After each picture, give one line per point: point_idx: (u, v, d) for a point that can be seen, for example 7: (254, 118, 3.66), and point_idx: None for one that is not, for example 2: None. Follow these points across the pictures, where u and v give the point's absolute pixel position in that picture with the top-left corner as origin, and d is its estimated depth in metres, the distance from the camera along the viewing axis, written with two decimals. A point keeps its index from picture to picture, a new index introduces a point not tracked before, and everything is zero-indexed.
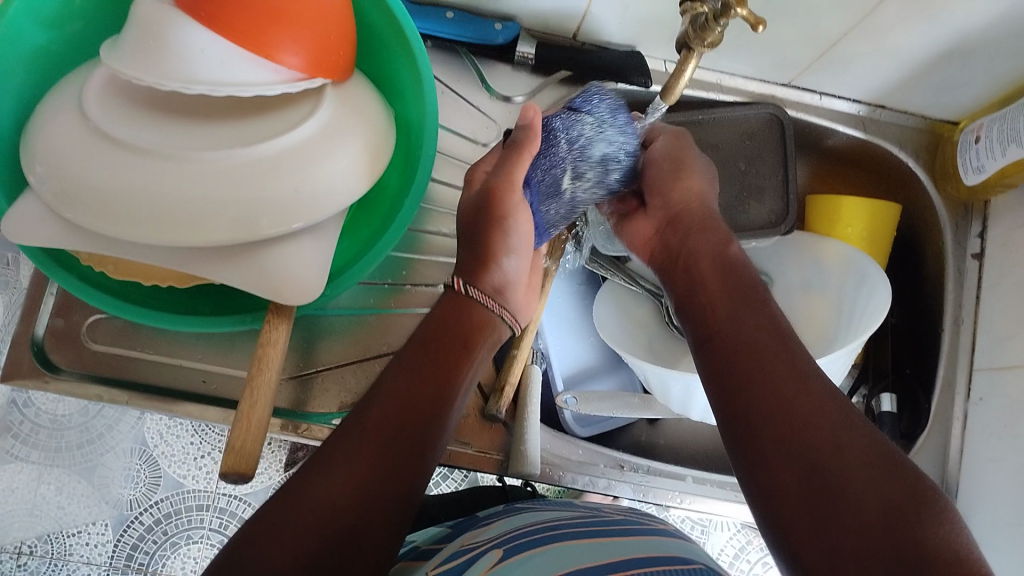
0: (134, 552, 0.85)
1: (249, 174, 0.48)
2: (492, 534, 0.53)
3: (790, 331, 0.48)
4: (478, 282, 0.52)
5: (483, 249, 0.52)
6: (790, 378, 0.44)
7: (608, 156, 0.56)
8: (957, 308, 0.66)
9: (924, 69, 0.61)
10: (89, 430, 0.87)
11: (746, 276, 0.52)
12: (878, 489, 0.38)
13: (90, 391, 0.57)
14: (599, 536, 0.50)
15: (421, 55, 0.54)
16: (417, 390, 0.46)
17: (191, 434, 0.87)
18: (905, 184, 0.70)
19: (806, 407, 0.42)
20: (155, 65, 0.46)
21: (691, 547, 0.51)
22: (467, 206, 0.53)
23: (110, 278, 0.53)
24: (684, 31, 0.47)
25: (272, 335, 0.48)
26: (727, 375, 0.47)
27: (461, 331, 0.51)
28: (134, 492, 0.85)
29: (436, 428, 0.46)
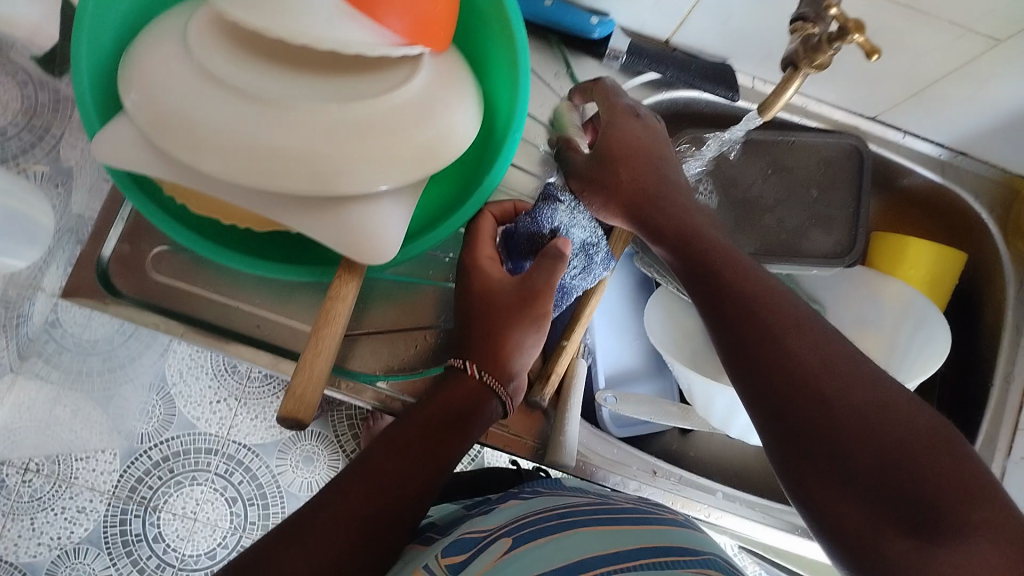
0: (138, 484, 0.86)
1: (344, 130, 0.48)
2: (501, 520, 0.53)
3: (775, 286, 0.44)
4: (494, 369, 0.51)
5: (499, 341, 0.52)
6: (785, 337, 0.41)
7: (587, 244, 0.56)
8: (1009, 365, 0.66)
9: (1016, 123, 0.60)
10: (111, 359, 0.84)
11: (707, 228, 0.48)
12: (879, 439, 0.37)
13: (148, 319, 0.58)
14: (609, 524, 0.49)
15: (520, 34, 0.54)
16: (396, 479, 0.45)
17: (212, 376, 0.91)
18: (972, 234, 0.70)
19: (794, 357, 0.40)
20: (264, 9, 0.46)
21: (701, 537, 0.51)
22: (497, 289, 0.53)
23: (187, 211, 0.53)
24: (794, 50, 0.46)
25: (341, 291, 0.49)
26: (728, 336, 0.43)
27: (456, 411, 0.50)
28: (147, 426, 0.88)
29: (407, 505, 0.45)
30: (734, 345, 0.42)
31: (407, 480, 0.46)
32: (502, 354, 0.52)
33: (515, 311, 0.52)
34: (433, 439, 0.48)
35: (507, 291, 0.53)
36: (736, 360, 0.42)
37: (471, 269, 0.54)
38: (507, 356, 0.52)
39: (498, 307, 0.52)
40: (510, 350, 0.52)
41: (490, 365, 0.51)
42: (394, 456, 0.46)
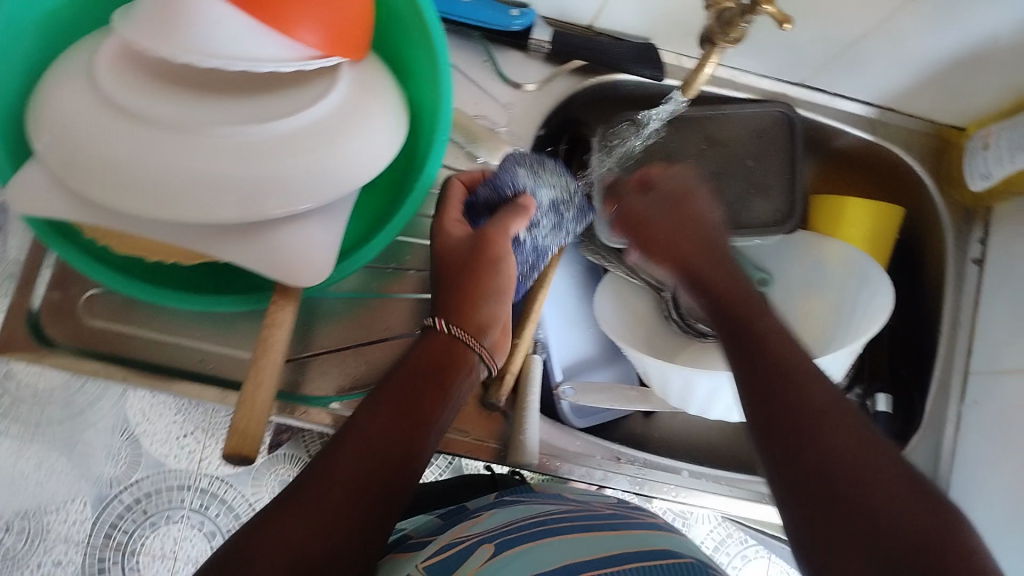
0: (112, 530, 0.70)
1: (265, 151, 0.47)
2: (479, 529, 0.52)
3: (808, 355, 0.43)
4: (461, 320, 0.52)
5: (465, 294, 0.53)
6: (822, 400, 0.40)
7: (554, 202, 0.60)
8: (955, 312, 0.67)
9: (937, 75, 0.61)
10: (70, 404, 0.72)
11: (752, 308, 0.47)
12: (900, 515, 0.35)
13: (86, 366, 0.56)
14: (590, 531, 0.49)
15: (437, 34, 0.53)
16: (385, 443, 0.43)
17: (174, 410, 0.73)
18: (907, 188, 0.71)
19: (827, 436, 0.38)
20: (170, 36, 0.45)
21: (678, 539, 0.51)
22: (460, 249, 0.55)
23: (113, 252, 0.52)
24: (709, 27, 0.46)
25: (277, 317, 0.48)
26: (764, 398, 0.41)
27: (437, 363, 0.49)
28: (115, 468, 0.71)
29: (402, 480, 0.43)
30: (770, 422, 0.40)
31: (401, 443, 0.44)
32: (468, 303, 0.52)
33: (473, 262, 0.54)
34: (423, 398, 0.46)
35: (465, 245, 0.55)
36: (763, 423, 0.41)
37: (437, 232, 0.56)
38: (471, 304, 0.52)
39: (458, 264, 0.54)
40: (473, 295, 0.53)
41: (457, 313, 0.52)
42: (386, 416, 0.44)
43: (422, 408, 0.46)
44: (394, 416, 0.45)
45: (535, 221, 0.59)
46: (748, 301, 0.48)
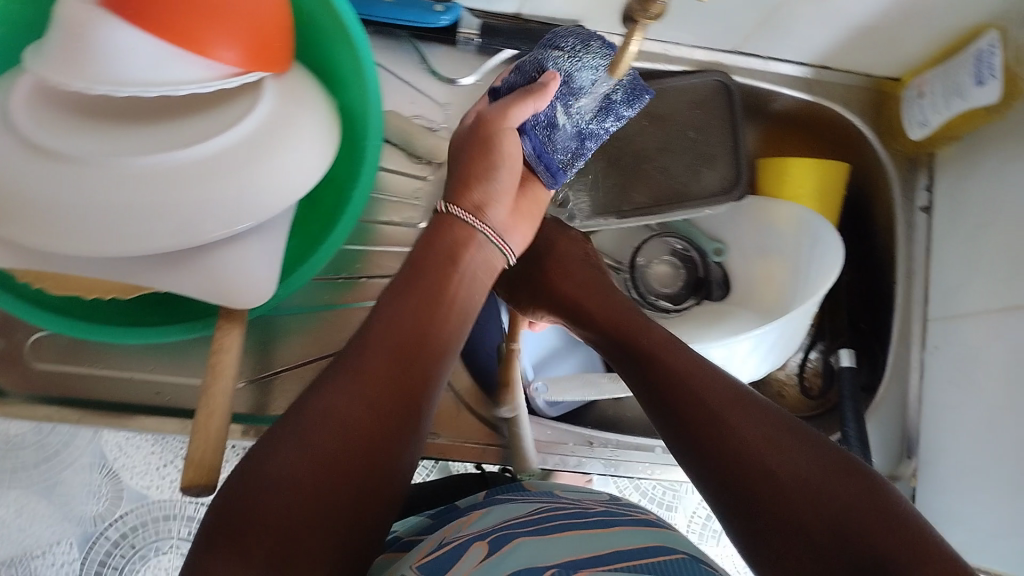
0: (103, 569, 0.72)
1: (192, 176, 0.46)
2: (473, 527, 0.51)
3: (676, 341, 0.52)
4: (459, 201, 0.52)
5: (465, 171, 0.52)
6: (717, 393, 0.47)
7: (602, 84, 0.52)
8: (908, 262, 0.67)
9: (865, 29, 0.61)
10: (45, 448, 0.73)
11: (632, 321, 0.55)
12: (827, 513, 0.40)
13: (38, 412, 0.55)
14: (581, 529, 0.48)
15: (358, 35, 0.52)
16: (407, 322, 0.47)
17: (151, 443, 0.73)
18: (850, 143, 0.71)
19: (733, 431, 0.44)
20: (80, 68, 0.44)
21: (672, 535, 0.50)
22: (462, 140, 0.52)
23: (50, 294, 0.51)
24: (629, 4, 0.46)
25: (224, 341, 0.47)
26: (675, 409, 0.47)
27: (444, 255, 0.50)
28: (97, 506, 0.72)
29: (423, 359, 0.46)
30: (671, 415, 0.48)
31: (416, 331, 0.47)
32: (466, 184, 0.52)
33: (470, 143, 0.51)
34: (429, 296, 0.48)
35: (468, 130, 0.52)
36: (698, 451, 0.45)
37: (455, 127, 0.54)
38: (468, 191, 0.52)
39: (459, 150, 0.53)
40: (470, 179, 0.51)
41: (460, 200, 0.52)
42: (396, 319, 0.46)
43: (430, 305, 0.48)
44: (402, 315, 0.47)
45: (576, 109, 0.52)
46: (630, 318, 0.55)
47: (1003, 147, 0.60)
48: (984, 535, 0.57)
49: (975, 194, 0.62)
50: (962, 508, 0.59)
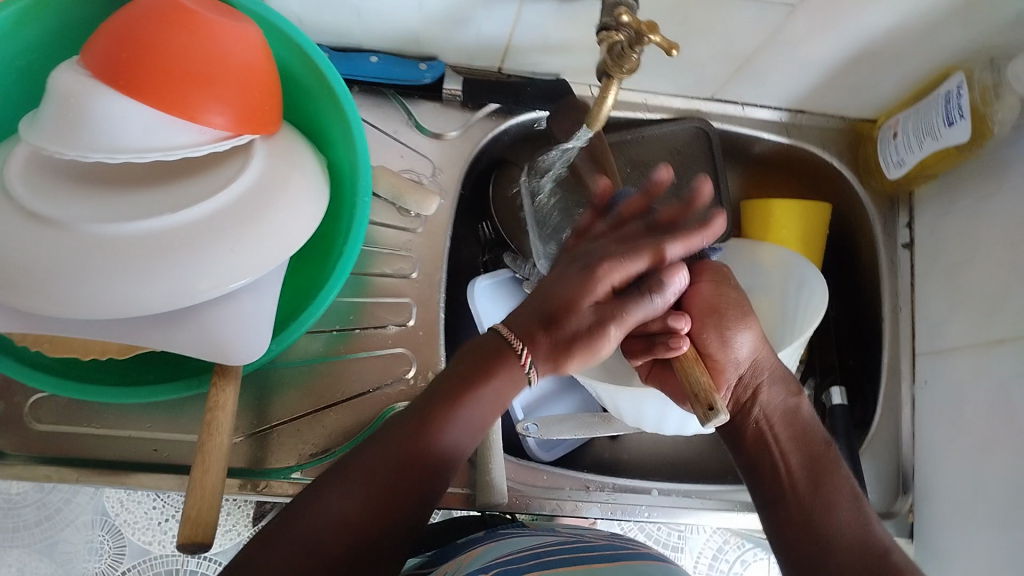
0: None
1: (186, 237, 0.47)
2: (473, 564, 0.51)
3: (825, 460, 0.54)
4: (534, 337, 0.49)
5: (557, 318, 0.49)
6: (817, 493, 0.52)
7: None
8: (894, 299, 0.68)
9: (838, 74, 0.63)
10: (46, 505, 0.74)
11: (816, 445, 0.55)
12: None
13: (38, 473, 0.56)
14: (583, 564, 0.49)
15: (343, 94, 0.54)
16: (434, 427, 0.46)
17: (154, 497, 0.74)
18: (829, 182, 0.73)
19: (840, 551, 0.50)
20: (75, 137, 0.45)
21: (672, 570, 0.51)
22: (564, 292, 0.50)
23: (47, 357, 0.52)
24: (602, 60, 0.48)
25: (220, 398, 0.48)
26: (772, 487, 0.55)
27: (492, 389, 0.48)
28: (98, 565, 0.73)
29: (438, 469, 0.46)
30: (770, 494, 0.54)
31: (437, 441, 0.46)
32: (556, 329, 0.49)
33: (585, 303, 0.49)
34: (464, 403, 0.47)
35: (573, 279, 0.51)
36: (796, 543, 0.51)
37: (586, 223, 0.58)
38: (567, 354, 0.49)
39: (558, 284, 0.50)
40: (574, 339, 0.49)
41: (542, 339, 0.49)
42: (423, 430, 0.46)
43: (454, 412, 0.47)
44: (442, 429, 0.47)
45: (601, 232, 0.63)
46: (805, 427, 0.56)
47: (977, 185, 0.61)
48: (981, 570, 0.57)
49: (954, 231, 0.64)
50: (958, 541, 0.59)
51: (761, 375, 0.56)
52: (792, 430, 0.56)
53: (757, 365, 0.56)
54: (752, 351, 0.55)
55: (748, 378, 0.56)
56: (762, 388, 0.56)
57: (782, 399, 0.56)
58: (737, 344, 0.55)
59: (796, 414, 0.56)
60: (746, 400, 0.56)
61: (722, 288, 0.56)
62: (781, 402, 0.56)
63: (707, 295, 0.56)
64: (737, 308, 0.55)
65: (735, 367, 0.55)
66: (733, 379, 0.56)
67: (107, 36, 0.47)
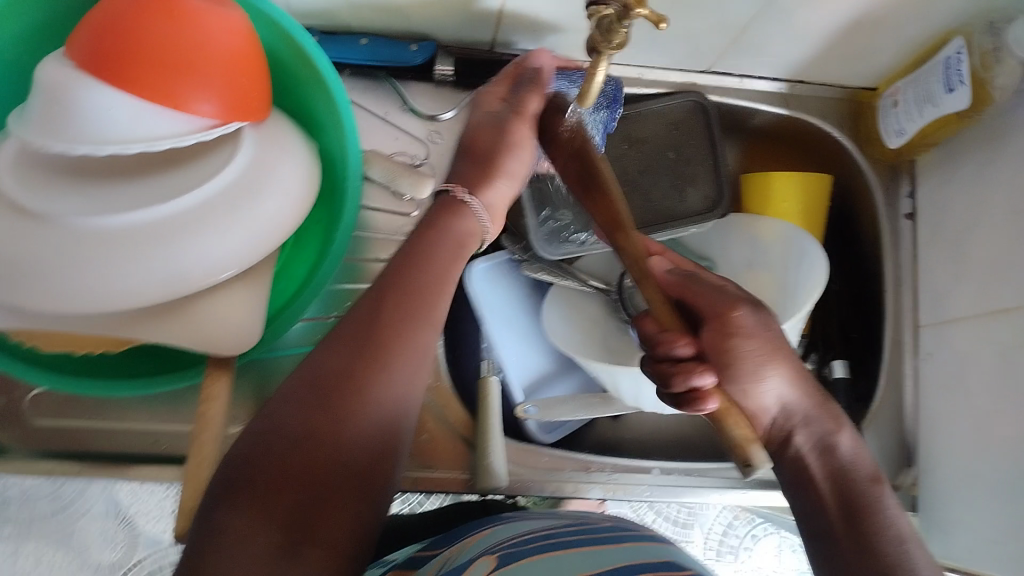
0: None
1: (175, 229, 0.47)
2: (477, 547, 0.51)
3: (869, 492, 0.48)
4: (475, 187, 0.53)
5: (489, 160, 0.54)
6: (860, 529, 0.46)
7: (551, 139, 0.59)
8: (897, 270, 0.67)
9: (835, 43, 0.62)
10: (59, 497, 0.70)
11: (857, 477, 0.49)
12: None
13: (41, 466, 0.56)
14: (588, 545, 0.49)
15: (331, 77, 0.53)
16: (372, 324, 0.44)
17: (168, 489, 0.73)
18: (829, 153, 0.72)
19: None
20: (63, 130, 0.45)
21: (675, 550, 0.51)
22: (480, 129, 0.55)
23: (42, 353, 0.52)
24: (592, 36, 0.47)
25: (213, 391, 0.48)
26: (815, 519, 0.49)
27: (427, 276, 0.47)
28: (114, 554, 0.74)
29: (390, 359, 0.44)
30: (814, 528, 0.49)
31: (380, 336, 0.44)
32: (484, 175, 0.54)
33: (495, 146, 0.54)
34: (422, 279, 0.47)
35: (487, 127, 0.55)
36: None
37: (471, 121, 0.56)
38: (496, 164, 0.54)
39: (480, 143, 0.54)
40: (497, 165, 0.54)
41: (478, 178, 0.53)
42: (364, 335, 0.44)
43: (392, 311, 0.45)
44: (403, 299, 0.46)
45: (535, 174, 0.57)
46: (853, 458, 0.50)
47: (980, 153, 0.60)
48: (985, 543, 0.56)
49: (956, 201, 0.63)
50: (962, 513, 0.59)
51: (794, 415, 0.51)
52: (831, 468, 0.50)
53: (787, 406, 0.51)
54: (782, 397, 0.51)
55: (783, 417, 0.51)
56: (796, 430, 0.51)
57: (820, 433, 0.51)
58: (761, 395, 0.50)
59: (833, 453, 0.50)
60: (784, 433, 0.51)
61: (731, 340, 0.50)
62: (820, 438, 0.51)
63: (715, 344, 0.50)
64: (755, 350, 0.50)
65: (765, 415, 0.51)
66: (763, 422, 0.51)
67: (92, 26, 0.47)
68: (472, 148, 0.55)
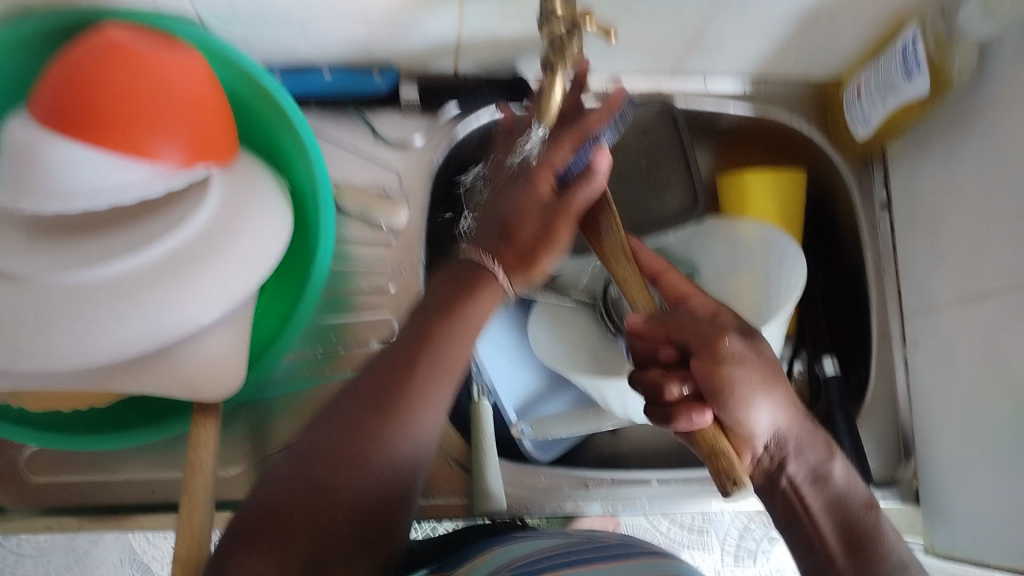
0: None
1: (150, 278, 0.47)
2: (481, 571, 0.51)
3: (868, 523, 0.48)
4: (504, 259, 0.48)
5: (525, 248, 0.48)
6: (865, 557, 0.46)
7: None
8: (878, 260, 0.68)
9: (795, 36, 0.63)
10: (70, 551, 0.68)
11: (853, 508, 0.49)
12: None
13: (40, 525, 0.57)
14: (592, 564, 0.49)
15: (295, 112, 0.54)
16: (395, 378, 0.45)
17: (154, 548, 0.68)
18: (801, 148, 0.72)
19: None
20: (31, 189, 0.46)
21: (677, 563, 0.50)
22: (530, 212, 0.48)
23: (29, 414, 0.53)
24: (545, 54, 0.52)
25: (202, 437, 0.49)
26: (813, 551, 0.49)
27: (451, 321, 0.47)
28: None
29: (408, 419, 0.44)
30: (812, 558, 0.49)
31: (399, 389, 0.44)
32: (524, 257, 0.48)
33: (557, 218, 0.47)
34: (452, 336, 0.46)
35: (541, 211, 0.47)
36: None
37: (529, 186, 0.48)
38: (537, 259, 0.48)
39: (533, 206, 0.48)
40: (537, 256, 0.48)
41: (509, 254, 0.48)
42: (396, 396, 0.44)
43: (420, 370, 0.45)
44: (431, 333, 0.46)
45: None
46: (850, 488, 0.50)
47: (946, 136, 0.61)
48: (988, 528, 0.56)
49: (928, 186, 0.63)
50: (963, 498, 0.58)
51: (787, 442, 0.50)
52: (826, 499, 0.50)
53: (780, 435, 0.50)
54: (774, 419, 0.49)
55: (775, 444, 0.50)
56: (788, 456, 0.50)
57: (810, 462, 0.50)
58: (757, 419, 0.49)
59: (827, 481, 0.50)
60: (778, 460, 0.50)
61: (721, 368, 0.48)
62: (812, 468, 0.50)
63: (707, 378, 0.49)
64: (748, 377, 0.49)
65: (760, 438, 0.49)
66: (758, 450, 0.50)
67: (51, 85, 0.47)
68: (500, 216, 0.48)
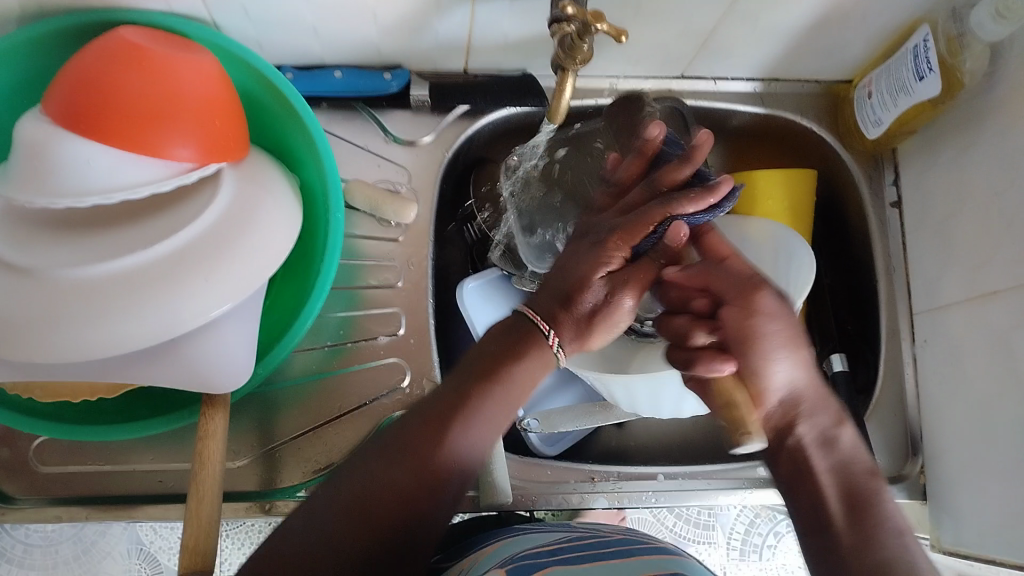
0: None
1: (161, 273, 0.47)
2: (489, 561, 0.51)
3: (872, 491, 0.47)
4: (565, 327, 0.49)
5: (586, 316, 0.49)
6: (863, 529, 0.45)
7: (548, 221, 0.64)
8: (887, 260, 0.68)
9: (807, 39, 0.62)
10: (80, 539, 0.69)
11: (860, 476, 0.47)
12: None
13: (49, 514, 0.58)
14: (597, 561, 0.49)
15: (304, 109, 0.55)
16: (444, 406, 0.47)
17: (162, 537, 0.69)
18: (811, 147, 0.72)
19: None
20: (43, 184, 0.46)
21: (684, 561, 0.50)
22: (593, 285, 0.49)
23: (41, 404, 0.53)
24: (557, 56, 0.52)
25: (209, 427, 0.50)
26: (813, 516, 0.47)
27: (504, 353, 0.49)
28: None
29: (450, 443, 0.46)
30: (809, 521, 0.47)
31: (446, 416, 0.46)
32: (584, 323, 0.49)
33: (617, 293, 0.50)
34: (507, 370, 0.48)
35: (602, 284, 0.49)
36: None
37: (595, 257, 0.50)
38: (596, 333, 0.50)
39: (592, 275, 0.49)
40: (596, 329, 0.49)
41: (568, 321, 0.49)
42: (442, 423, 0.46)
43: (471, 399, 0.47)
44: (490, 369, 0.48)
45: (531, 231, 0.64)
46: (859, 455, 0.48)
47: (957, 138, 0.60)
48: (994, 528, 0.56)
49: (939, 188, 0.63)
50: (968, 499, 0.59)
51: (800, 404, 0.49)
52: (834, 463, 0.48)
53: (795, 394, 0.49)
54: (791, 378, 0.48)
55: (788, 405, 0.49)
56: (800, 418, 0.49)
57: (820, 425, 0.49)
58: (775, 374, 0.48)
59: (835, 445, 0.48)
60: (788, 420, 0.49)
61: (751, 318, 0.48)
62: (822, 431, 0.49)
63: (737, 327, 0.48)
64: (776, 331, 0.48)
65: (774, 393, 0.48)
66: (772, 407, 0.49)
67: (63, 81, 0.47)
68: (564, 281, 0.50)
